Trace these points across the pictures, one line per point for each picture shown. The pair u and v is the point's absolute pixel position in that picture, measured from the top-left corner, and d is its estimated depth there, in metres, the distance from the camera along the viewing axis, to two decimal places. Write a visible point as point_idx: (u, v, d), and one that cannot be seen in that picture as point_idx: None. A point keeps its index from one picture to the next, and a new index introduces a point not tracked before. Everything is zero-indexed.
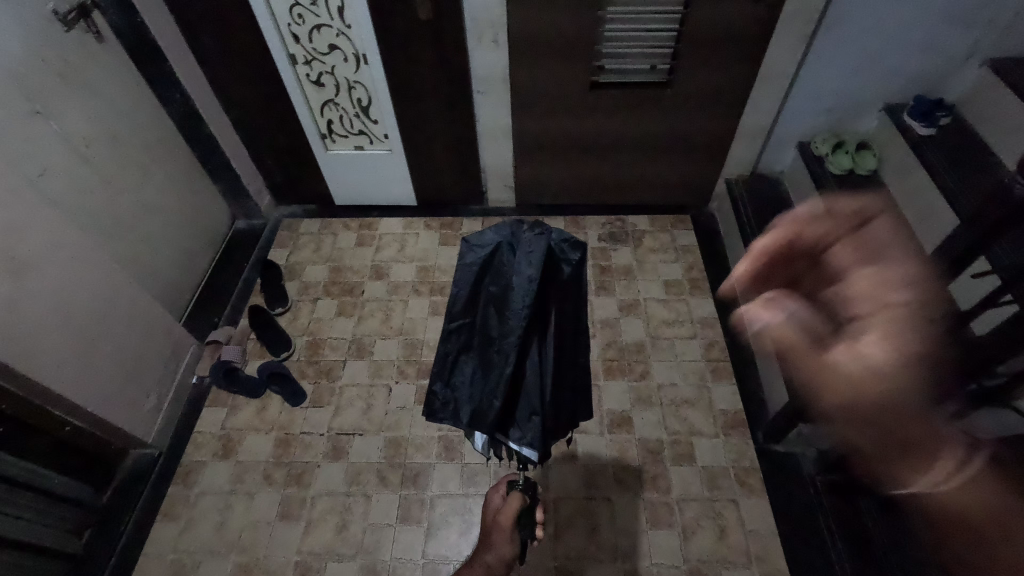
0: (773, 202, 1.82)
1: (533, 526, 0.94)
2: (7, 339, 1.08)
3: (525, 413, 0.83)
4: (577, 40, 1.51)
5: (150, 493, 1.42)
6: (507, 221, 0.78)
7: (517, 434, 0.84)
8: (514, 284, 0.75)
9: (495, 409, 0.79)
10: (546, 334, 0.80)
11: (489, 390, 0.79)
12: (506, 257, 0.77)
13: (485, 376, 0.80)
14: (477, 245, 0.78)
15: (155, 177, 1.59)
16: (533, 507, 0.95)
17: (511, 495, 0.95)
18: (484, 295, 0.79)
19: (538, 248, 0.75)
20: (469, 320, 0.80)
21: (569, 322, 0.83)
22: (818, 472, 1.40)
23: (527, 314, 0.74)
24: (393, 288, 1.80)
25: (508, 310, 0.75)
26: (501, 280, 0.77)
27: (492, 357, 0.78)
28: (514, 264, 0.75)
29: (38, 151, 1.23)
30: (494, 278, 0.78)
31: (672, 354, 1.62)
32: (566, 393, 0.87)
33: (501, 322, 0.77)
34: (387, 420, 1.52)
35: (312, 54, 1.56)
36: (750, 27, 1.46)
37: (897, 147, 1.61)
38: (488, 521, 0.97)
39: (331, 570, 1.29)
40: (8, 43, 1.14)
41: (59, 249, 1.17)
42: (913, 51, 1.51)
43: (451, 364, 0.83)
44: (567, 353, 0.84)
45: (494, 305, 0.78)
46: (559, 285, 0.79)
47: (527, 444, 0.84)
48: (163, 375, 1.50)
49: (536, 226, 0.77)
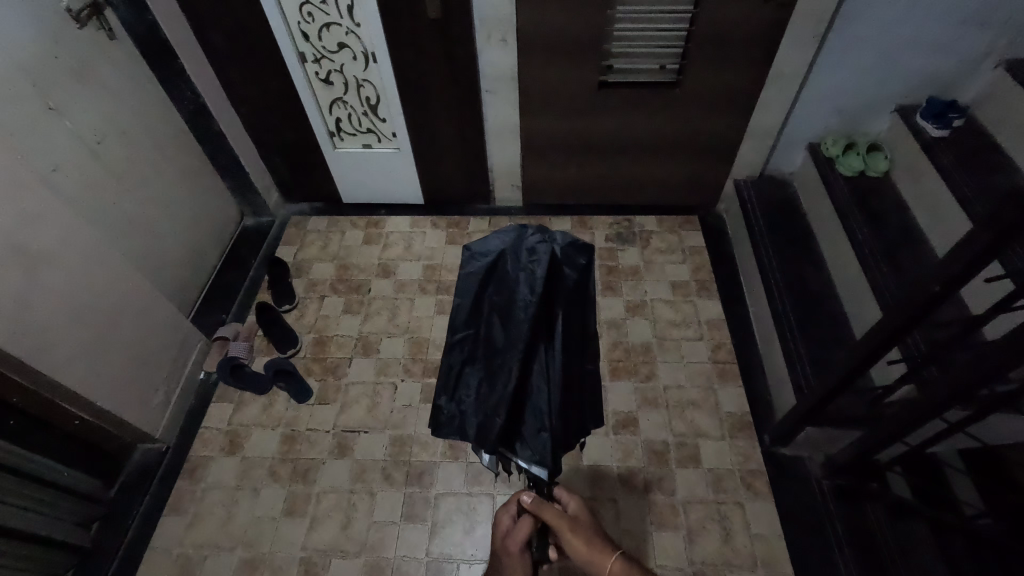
0: (782, 203, 1.81)
1: (545, 547, 1.03)
2: (19, 333, 1.09)
3: (532, 431, 0.82)
4: (586, 40, 1.50)
5: (158, 487, 1.43)
6: (511, 227, 0.80)
7: (525, 452, 0.84)
8: (520, 297, 0.78)
9: (499, 426, 0.79)
10: (552, 340, 0.80)
11: (498, 404, 0.79)
12: (512, 267, 0.79)
13: (494, 390, 0.80)
14: (479, 253, 0.80)
15: (166, 174, 1.60)
16: (545, 534, 1.03)
17: (524, 518, 0.99)
18: (487, 305, 0.80)
19: (540, 259, 0.78)
20: (473, 330, 0.81)
21: (577, 332, 0.84)
22: (825, 477, 1.39)
23: (532, 324, 0.76)
24: (400, 286, 1.80)
25: (513, 317, 0.78)
26: (505, 289, 0.79)
27: (498, 370, 0.80)
28: (520, 277, 0.78)
29: (51, 147, 1.24)
30: (498, 288, 0.80)
31: (678, 355, 1.61)
32: (576, 405, 0.86)
33: (506, 332, 0.79)
34: (392, 417, 1.53)
35: (322, 52, 1.57)
36: (761, 27, 1.45)
37: (908, 149, 1.59)
38: (498, 544, 1.00)
39: (335, 566, 1.30)
40: (23, 39, 1.16)
41: (71, 245, 1.19)
42: (926, 52, 1.49)
43: (458, 375, 0.83)
44: (576, 361, 0.84)
45: (499, 314, 0.80)
46: (566, 290, 0.81)
47: (535, 462, 0.84)
48: (172, 370, 1.51)
49: (543, 230, 0.80)
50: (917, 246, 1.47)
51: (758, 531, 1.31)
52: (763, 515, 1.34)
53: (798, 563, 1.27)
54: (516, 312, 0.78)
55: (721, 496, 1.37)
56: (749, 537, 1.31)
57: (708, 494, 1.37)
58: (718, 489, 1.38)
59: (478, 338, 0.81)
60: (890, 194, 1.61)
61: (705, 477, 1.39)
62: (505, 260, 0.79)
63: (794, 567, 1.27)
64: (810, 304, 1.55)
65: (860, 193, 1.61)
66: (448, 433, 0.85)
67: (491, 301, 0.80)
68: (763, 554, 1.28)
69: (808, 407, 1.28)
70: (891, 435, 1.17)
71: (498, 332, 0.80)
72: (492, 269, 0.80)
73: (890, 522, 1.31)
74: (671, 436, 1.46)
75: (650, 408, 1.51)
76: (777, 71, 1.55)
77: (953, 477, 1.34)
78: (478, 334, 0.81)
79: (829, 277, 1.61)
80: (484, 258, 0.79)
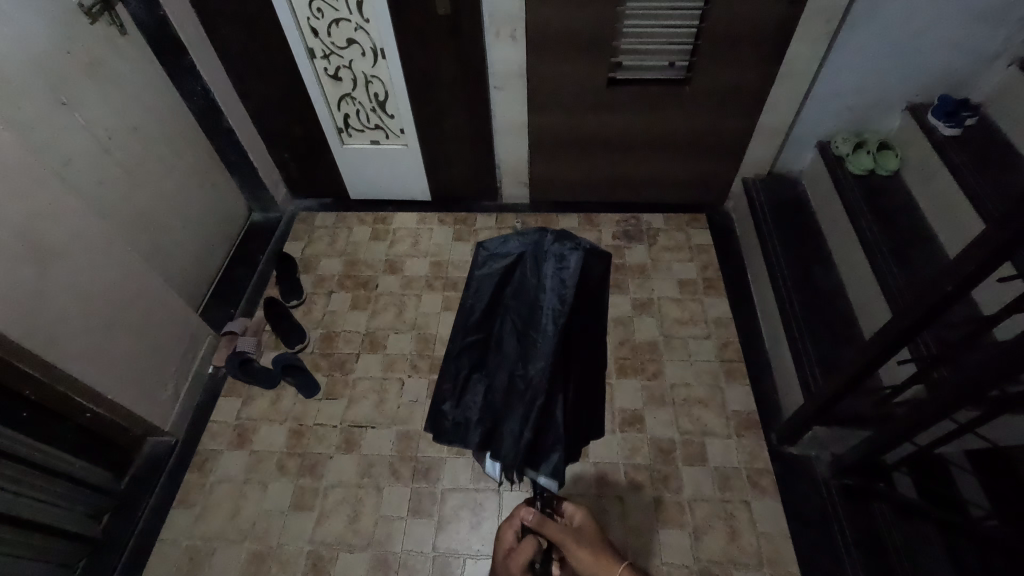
0: (791, 202, 1.80)
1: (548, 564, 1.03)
2: (32, 327, 1.10)
3: (547, 446, 0.81)
4: (596, 36, 1.50)
5: (167, 480, 1.44)
6: (532, 228, 0.76)
7: (544, 467, 0.83)
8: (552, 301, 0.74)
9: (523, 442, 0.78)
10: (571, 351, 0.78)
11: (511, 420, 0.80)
12: (538, 270, 0.76)
13: (507, 403, 0.81)
14: (498, 254, 0.78)
15: (176, 169, 1.61)
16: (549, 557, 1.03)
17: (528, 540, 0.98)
18: (502, 309, 0.80)
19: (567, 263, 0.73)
20: (483, 336, 0.81)
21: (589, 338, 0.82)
22: (832, 476, 1.39)
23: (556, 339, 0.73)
24: (407, 283, 1.81)
25: (535, 330, 0.75)
26: (526, 296, 0.77)
27: (517, 382, 0.79)
28: (547, 278, 0.75)
29: (62, 141, 1.25)
30: (516, 292, 0.78)
31: (685, 353, 1.61)
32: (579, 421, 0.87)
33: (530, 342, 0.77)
34: (399, 413, 1.53)
35: (330, 48, 1.57)
36: (772, 24, 1.44)
37: (919, 148, 1.58)
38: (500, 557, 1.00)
39: (342, 560, 1.31)
40: (35, 34, 1.16)
41: (83, 240, 1.20)
42: (939, 50, 1.48)
43: (464, 383, 0.85)
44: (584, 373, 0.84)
45: (517, 321, 0.78)
46: (586, 297, 0.78)
47: (548, 477, 0.84)
48: (180, 365, 1.52)
49: (564, 237, 0.75)
50: (927, 246, 1.46)
51: (764, 530, 1.31)
52: (768, 514, 1.33)
53: (804, 562, 1.27)
54: (542, 320, 0.75)
55: (728, 494, 1.37)
56: (755, 535, 1.31)
57: (714, 493, 1.37)
58: (724, 487, 1.38)
59: (485, 347, 0.82)
60: (900, 193, 1.60)
61: (712, 476, 1.39)
62: (528, 262, 0.77)
63: (799, 566, 1.27)
64: (818, 303, 1.54)
65: (870, 191, 1.60)
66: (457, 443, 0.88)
67: (509, 305, 0.79)
68: (769, 553, 1.28)
69: (815, 406, 1.28)
70: (898, 435, 1.17)
71: (512, 340, 0.79)
72: (510, 273, 0.78)
73: (897, 524, 1.30)
74: (677, 435, 1.46)
75: (656, 406, 1.51)
76: (788, 69, 1.54)
77: (959, 479, 1.31)
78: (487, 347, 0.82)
79: (838, 276, 1.60)
80: (509, 261, 0.77)
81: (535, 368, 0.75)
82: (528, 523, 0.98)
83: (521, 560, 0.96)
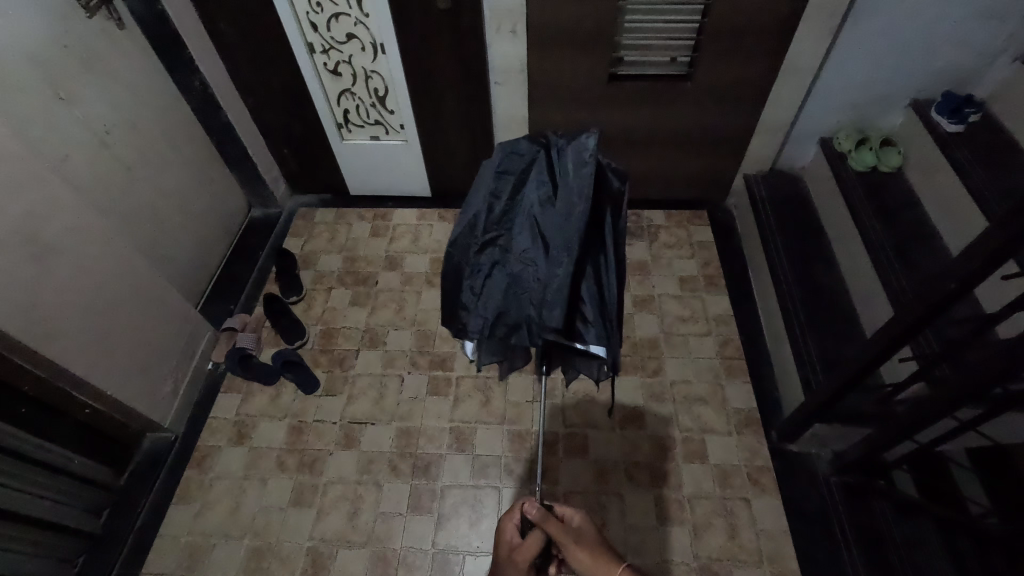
0: (793, 198, 1.79)
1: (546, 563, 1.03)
2: (30, 322, 1.10)
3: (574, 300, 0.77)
4: (598, 31, 1.49)
5: (167, 476, 1.44)
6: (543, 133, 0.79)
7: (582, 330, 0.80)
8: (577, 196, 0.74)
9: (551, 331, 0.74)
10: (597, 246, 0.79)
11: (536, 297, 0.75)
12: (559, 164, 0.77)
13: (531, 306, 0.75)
14: (514, 153, 0.78)
15: (175, 165, 1.60)
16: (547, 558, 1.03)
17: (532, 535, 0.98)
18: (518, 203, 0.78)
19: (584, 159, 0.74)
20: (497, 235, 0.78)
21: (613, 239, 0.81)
22: (833, 473, 1.38)
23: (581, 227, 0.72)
24: (407, 279, 1.80)
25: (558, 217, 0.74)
26: (544, 190, 0.76)
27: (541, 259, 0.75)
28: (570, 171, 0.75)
29: (60, 135, 1.24)
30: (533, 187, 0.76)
31: (685, 351, 1.60)
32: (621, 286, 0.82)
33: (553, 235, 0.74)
34: (399, 410, 1.53)
35: (330, 43, 1.57)
36: (775, 19, 1.43)
37: (921, 144, 1.57)
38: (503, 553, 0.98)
39: (342, 556, 1.31)
40: (33, 27, 1.15)
41: (81, 235, 1.19)
42: (942, 46, 1.47)
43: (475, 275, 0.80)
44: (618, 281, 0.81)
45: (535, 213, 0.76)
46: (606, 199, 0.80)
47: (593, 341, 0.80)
48: (179, 361, 1.52)
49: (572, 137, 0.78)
50: (930, 243, 1.46)
51: (764, 527, 1.31)
52: (768, 511, 1.33)
53: (804, 559, 1.27)
54: (566, 207, 0.74)
55: (728, 492, 1.36)
56: (755, 533, 1.30)
57: (715, 490, 1.37)
58: (724, 485, 1.37)
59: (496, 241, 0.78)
60: (903, 190, 1.59)
61: (712, 473, 1.39)
62: (544, 160, 0.77)
63: (799, 564, 1.27)
64: (820, 301, 1.54)
65: (872, 188, 1.60)
66: (471, 312, 0.81)
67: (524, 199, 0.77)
68: (769, 550, 1.28)
69: (816, 404, 1.28)
70: (899, 433, 1.17)
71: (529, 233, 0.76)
72: (525, 174, 0.78)
73: (897, 521, 1.30)
74: (677, 432, 1.46)
75: (657, 403, 1.51)
76: (790, 65, 1.53)
77: (961, 478, 1.30)
78: (502, 244, 0.78)
79: (839, 273, 1.59)
80: (527, 158, 0.77)
81: (558, 258, 0.72)
82: (530, 517, 0.97)
83: (524, 557, 0.96)
